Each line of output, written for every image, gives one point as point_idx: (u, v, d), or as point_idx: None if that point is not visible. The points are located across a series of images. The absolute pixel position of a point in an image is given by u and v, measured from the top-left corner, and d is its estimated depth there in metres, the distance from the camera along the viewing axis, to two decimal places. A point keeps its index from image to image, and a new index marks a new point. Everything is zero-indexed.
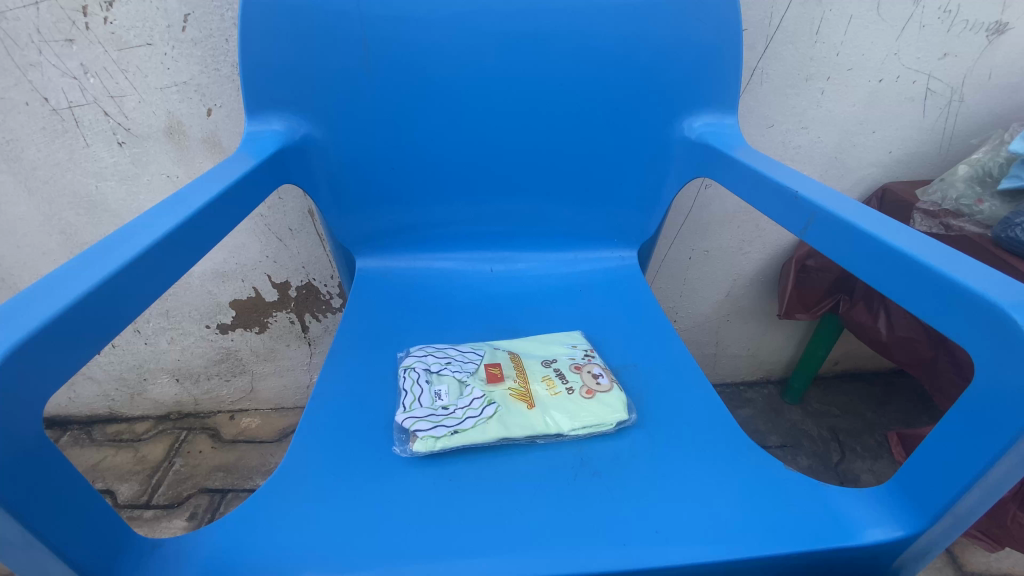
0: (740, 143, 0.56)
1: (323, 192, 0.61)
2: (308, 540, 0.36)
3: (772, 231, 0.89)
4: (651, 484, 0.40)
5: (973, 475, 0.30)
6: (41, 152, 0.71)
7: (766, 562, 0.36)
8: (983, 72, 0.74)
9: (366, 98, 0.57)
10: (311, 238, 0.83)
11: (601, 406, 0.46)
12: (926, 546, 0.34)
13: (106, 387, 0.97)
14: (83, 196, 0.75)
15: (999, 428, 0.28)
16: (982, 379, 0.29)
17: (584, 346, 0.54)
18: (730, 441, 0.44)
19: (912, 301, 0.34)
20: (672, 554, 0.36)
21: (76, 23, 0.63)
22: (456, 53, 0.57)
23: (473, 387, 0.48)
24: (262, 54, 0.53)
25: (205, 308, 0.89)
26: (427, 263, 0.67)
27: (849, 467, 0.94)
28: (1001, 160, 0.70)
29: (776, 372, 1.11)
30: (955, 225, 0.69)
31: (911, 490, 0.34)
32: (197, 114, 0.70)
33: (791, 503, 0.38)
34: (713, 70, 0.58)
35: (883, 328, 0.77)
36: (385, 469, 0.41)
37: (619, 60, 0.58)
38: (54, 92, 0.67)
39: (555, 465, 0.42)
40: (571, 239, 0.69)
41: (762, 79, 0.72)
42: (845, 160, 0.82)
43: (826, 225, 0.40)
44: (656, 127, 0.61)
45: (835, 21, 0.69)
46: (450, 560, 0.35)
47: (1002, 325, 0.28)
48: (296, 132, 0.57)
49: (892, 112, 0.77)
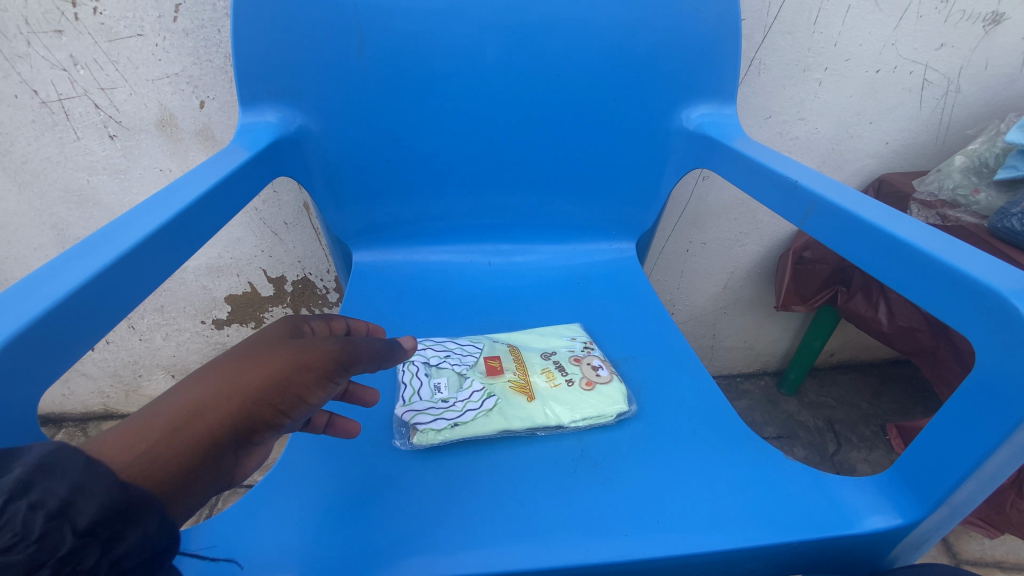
0: (738, 133, 0.56)
1: (318, 185, 0.60)
2: (307, 534, 0.36)
3: (768, 222, 0.89)
4: (652, 475, 0.40)
5: (970, 467, 0.30)
6: (31, 146, 0.70)
7: (766, 551, 0.36)
8: (979, 63, 0.73)
9: (361, 89, 0.57)
10: (306, 232, 0.82)
11: (601, 398, 0.46)
12: (923, 535, 0.35)
13: (101, 384, 0.96)
14: (75, 189, 0.74)
15: (1001, 416, 0.28)
16: (981, 368, 0.29)
17: (583, 338, 0.54)
18: (730, 431, 0.44)
19: (913, 289, 0.34)
20: (671, 544, 0.36)
21: (65, 14, 0.62)
22: (453, 45, 0.56)
23: (473, 380, 0.48)
24: (254, 45, 0.52)
25: (200, 303, 0.88)
26: (424, 257, 0.67)
27: (846, 457, 0.95)
28: (998, 151, 0.71)
29: (773, 363, 1.12)
30: (951, 215, 0.69)
31: (910, 481, 0.35)
32: (190, 107, 0.70)
33: (790, 491, 0.38)
34: (710, 61, 0.58)
35: (883, 318, 0.77)
36: (384, 463, 0.41)
37: (618, 50, 0.57)
38: (43, 84, 0.65)
39: (555, 457, 0.42)
40: (568, 232, 0.68)
41: (759, 69, 0.72)
42: (841, 152, 0.82)
43: (827, 215, 0.40)
44: (654, 117, 0.61)
45: (833, 11, 0.68)
46: (451, 553, 0.35)
47: (1001, 312, 0.28)
48: (291, 124, 0.56)
49: (889, 103, 0.77)
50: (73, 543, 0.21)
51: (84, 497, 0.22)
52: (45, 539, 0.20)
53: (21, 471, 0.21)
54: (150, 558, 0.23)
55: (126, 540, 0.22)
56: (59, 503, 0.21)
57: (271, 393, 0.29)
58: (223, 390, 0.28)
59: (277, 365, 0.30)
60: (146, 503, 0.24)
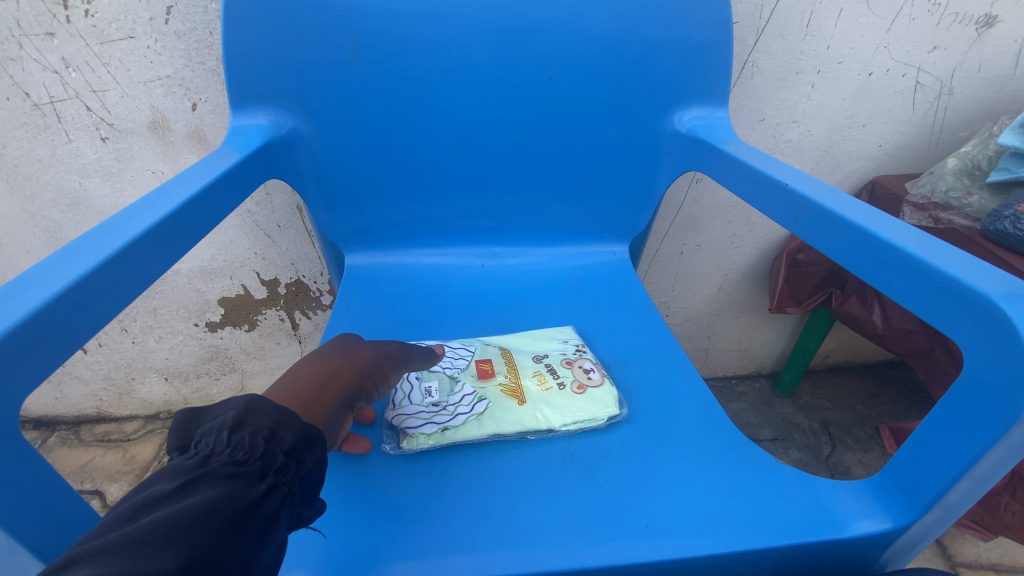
0: (729, 136, 0.56)
1: (310, 188, 0.60)
2: (293, 540, 0.36)
3: (762, 225, 0.89)
4: (642, 479, 0.40)
5: (960, 471, 0.30)
6: (22, 148, 0.69)
7: (756, 556, 0.36)
8: (972, 65, 0.74)
9: (353, 92, 0.56)
10: (300, 234, 0.81)
11: (592, 401, 0.46)
12: (914, 539, 0.35)
13: (93, 387, 0.96)
14: (67, 192, 0.74)
15: (990, 420, 0.28)
16: (970, 372, 0.29)
17: (575, 341, 0.54)
18: (721, 435, 0.44)
19: (902, 292, 0.34)
20: (661, 549, 0.35)
21: (56, 16, 0.61)
22: (445, 47, 0.56)
23: (464, 383, 0.47)
24: (246, 48, 0.52)
25: (193, 306, 0.88)
26: (417, 259, 0.66)
27: (840, 459, 0.95)
28: (991, 154, 0.71)
29: (768, 365, 1.12)
30: (944, 217, 0.69)
31: (900, 485, 0.35)
32: (183, 109, 0.69)
33: (780, 495, 0.38)
34: (702, 63, 0.58)
35: (878, 320, 0.77)
36: (374, 468, 0.41)
37: (610, 53, 0.57)
38: (34, 87, 0.65)
39: (545, 461, 0.42)
40: (561, 234, 0.68)
41: (752, 72, 0.72)
42: (835, 154, 0.82)
43: (817, 218, 0.40)
44: (646, 120, 0.61)
45: (826, 14, 0.68)
46: (440, 558, 0.35)
47: (989, 316, 0.28)
48: (283, 126, 0.56)
49: (882, 106, 0.77)
50: (282, 460, 0.29)
51: (282, 429, 0.30)
52: (264, 456, 0.28)
53: (235, 413, 0.29)
54: (309, 488, 0.31)
55: (307, 462, 0.31)
56: (268, 431, 0.29)
57: (360, 365, 0.42)
58: (328, 361, 0.41)
59: (361, 352, 0.43)
60: (316, 437, 0.32)
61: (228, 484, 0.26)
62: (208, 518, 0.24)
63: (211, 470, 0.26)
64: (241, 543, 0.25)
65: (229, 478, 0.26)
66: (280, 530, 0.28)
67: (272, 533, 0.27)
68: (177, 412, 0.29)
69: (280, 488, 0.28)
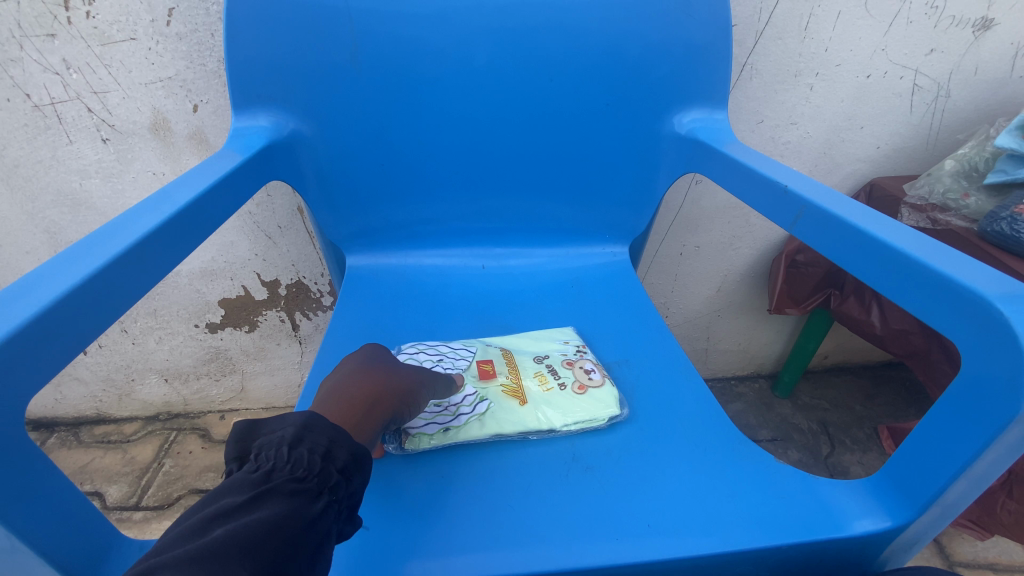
0: (728, 138, 0.56)
1: (311, 189, 0.60)
2: None
3: (761, 226, 0.89)
4: (643, 479, 0.40)
5: (958, 469, 0.31)
6: (23, 150, 0.69)
7: (756, 555, 0.36)
8: (969, 67, 0.74)
9: (354, 93, 0.57)
10: (300, 235, 0.82)
11: (593, 401, 0.46)
12: (913, 537, 0.35)
13: (93, 388, 0.96)
14: (68, 193, 0.74)
15: (987, 418, 0.29)
16: (967, 372, 0.30)
17: (576, 342, 0.54)
18: (721, 435, 0.44)
19: (900, 293, 0.34)
20: (662, 548, 0.36)
21: (58, 17, 0.62)
22: (445, 49, 0.56)
23: (466, 384, 0.48)
24: (247, 50, 0.52)
25: (194, 307, 0.88)
26: (418, 260, 0.67)
27: (839, 459, 0.95)
28: (988, 155, 0.71)
29: (766, 366, 1.12)
30: (942, 219, 0.69)
31: (899, 484, 0.35)
32: (184, 110, 0.69)
33: (780, 495, 0.39)
34: (702, 66, 0.58)
35: (877, 322, 0.78)
36: (376, 469, 0.41)
37: (610, 55, 0.58)
38: (36, 88, 0.65)
39: (547, 462, 0.42)
40: (562, 235, 0.69)
41: (751, 74, 0.73)
42: (833, 155, 0.82)
43: (816, 219, 0.40)
44: (646, 122, 0.61)
45: (824, 16, 0.69)
46: (442, 558, 0.35)
47: (986, 316, 0.29)
48: (284, 128, 0.56)
49: (880, 108, 0.78)
50: (336, 478, 0.31)
51: (337, 448, 0.32)
52: (320, 476, 0.30)
53: (294, 431, 0.31)
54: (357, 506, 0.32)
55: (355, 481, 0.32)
56: (324, 450, 0.31)
57: (404, 384, 0.42)
58: (375, 378, 0.41)
59: (404, 369, 0.44)
60: (365, 457, 0.33)
61: (289, 500, 0.28)
62: (270, 536, 0.26)
63: (274, 487, 0.28)
64: (299, 560, 0.27)
65: (291, 495, 0.28)
66: (333, 546, 0.30)
67: (326, 548, 0.29)
68: (241, 424, 0.32)
69: (335, 505, 0.30)
